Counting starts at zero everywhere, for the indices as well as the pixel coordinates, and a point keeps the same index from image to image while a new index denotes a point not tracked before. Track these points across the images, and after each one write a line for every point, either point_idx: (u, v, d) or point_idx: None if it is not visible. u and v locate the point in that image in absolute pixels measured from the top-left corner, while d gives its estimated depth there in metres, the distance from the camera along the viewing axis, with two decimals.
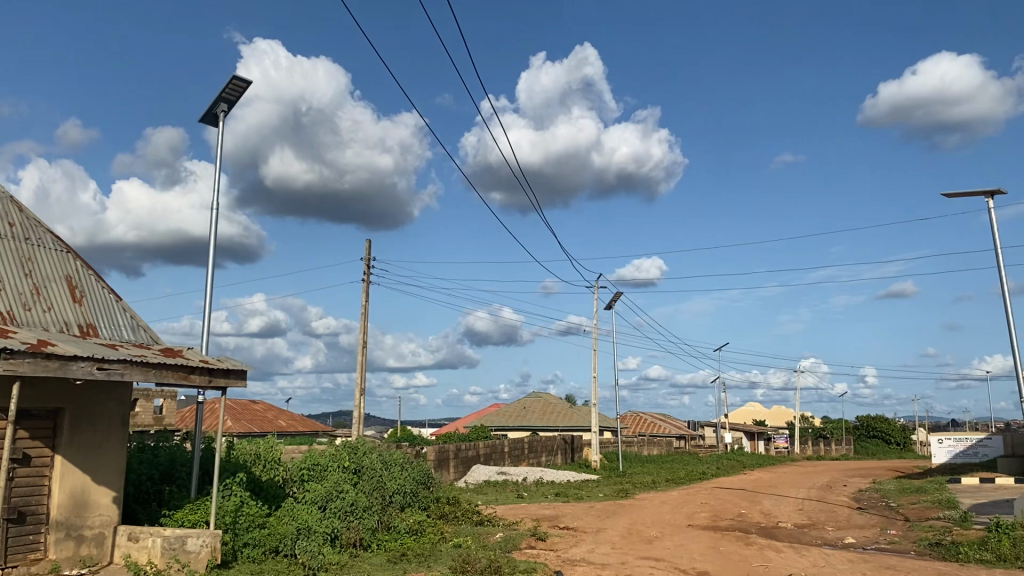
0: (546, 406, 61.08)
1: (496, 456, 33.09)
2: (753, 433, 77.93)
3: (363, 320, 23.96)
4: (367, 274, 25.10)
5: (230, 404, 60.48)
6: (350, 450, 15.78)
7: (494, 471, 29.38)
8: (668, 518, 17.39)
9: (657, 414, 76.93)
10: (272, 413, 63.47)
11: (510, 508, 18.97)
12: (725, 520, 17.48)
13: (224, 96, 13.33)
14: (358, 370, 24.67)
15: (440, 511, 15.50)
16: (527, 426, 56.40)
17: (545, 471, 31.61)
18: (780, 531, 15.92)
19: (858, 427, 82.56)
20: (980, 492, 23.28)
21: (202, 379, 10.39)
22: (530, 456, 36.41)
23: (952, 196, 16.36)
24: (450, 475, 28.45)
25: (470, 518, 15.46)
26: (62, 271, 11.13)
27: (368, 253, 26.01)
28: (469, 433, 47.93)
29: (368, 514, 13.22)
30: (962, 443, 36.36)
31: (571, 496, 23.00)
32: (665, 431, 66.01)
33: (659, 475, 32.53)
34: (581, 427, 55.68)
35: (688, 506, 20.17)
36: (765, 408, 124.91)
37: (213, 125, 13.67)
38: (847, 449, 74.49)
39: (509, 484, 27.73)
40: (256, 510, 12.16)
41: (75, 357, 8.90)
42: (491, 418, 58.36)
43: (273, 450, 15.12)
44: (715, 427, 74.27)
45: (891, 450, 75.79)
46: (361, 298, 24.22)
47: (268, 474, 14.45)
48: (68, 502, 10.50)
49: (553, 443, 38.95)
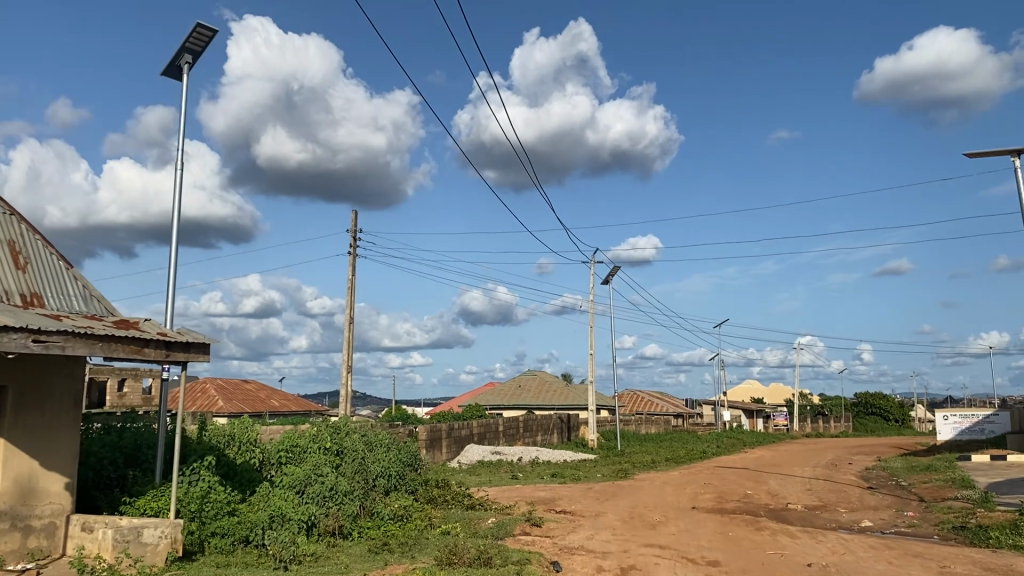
0: (542, 385, 60.22)
1: (491, 435, 32.19)
2: (751, 411, 77.34)
3: (349, 296, 22.86)
4: (354, 247, 23.97)
5: (222, 385, 59.56)
6: (333, 430, 14.76)
7: (489, 450, 28.49)
8: (671, 501, 16.45)
9: (654, 392, 76.36)
10: (264, 392, 62.62)
11: (503, 490, 18.03)
12: (732, 502, 16.56)
13: (189, 46, 12.09)
14: (345, 348, 23.64)
15: (429, 495, 14.49)
16: (523, 404, 55.62)
17: (542, 451, 30.70)
18: (792, 514, 14.99)
19: (856, 403, 82.01)
20: (992, 469, 22.43)
21: (158, 353, 9.33)
22: (526, 435, 35.55)
23: (976, 155, 15.24)
24: (442, 455, 27.48)
25: (462, 502, 14.47)
26: (4, 235, 10.01)
27: (355, 225, 24.87)
28: (463, 412, 47.13)
29: (349, 499, 12.22)
30: (968, 420, 35.66)
31: (568, 477, 22.13)
32: (662, 409, 65.26)
33: (658, 454, 31.67)
34: (578, 405, 54.89)
35: (691, 487, 19.30)
36: (761, 386, 124.59)
37: (177, 78, 12.43)
38: (845, 426, 73.95)
39: (504, 464, 26.82)
40: (226, 495, 11.15)
41: (5, 328, 7.81)
42: (486, 396, 57.53)
43: (249, 432, 14.10)
44: (712, 405, 73.68)
45: (890, 427, 75.24)
46: (347, 270, 23.10)
47: (243, 457, 13.43)
48: (13, 490, 9.41)
49: (549, 421, 38.10)
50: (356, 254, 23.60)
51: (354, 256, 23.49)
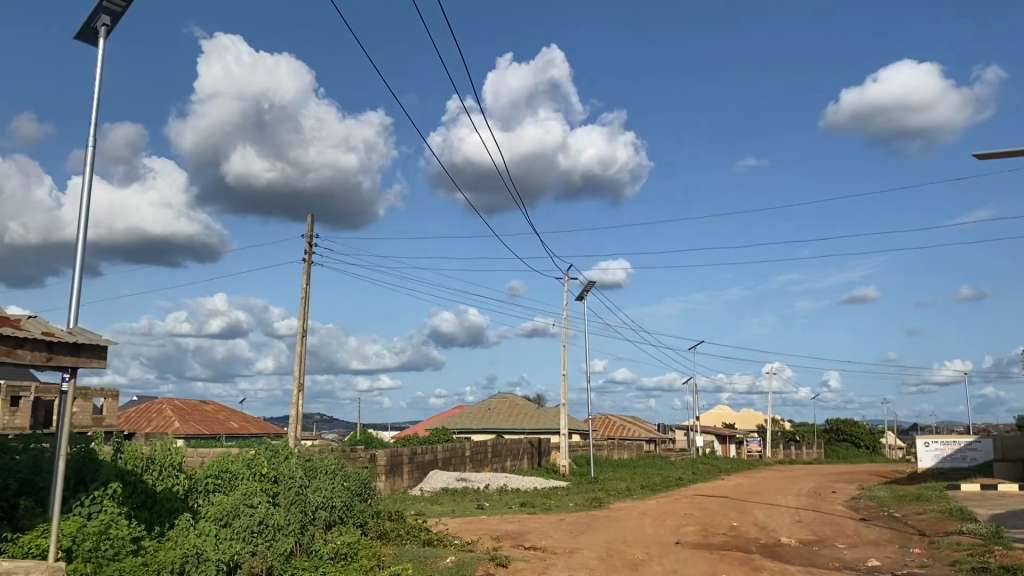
0: (512, 408, 58.39)
1: (457, 461, 30.42)
2: (723, 436, 76.25)
3: (303, 306, 21.06)
4: (309, 253, 22.21)
5: (181, 406, 56.99)
6: (271, 454, 13.00)
7: (454, 477, 26.69)
8: (653, 535, 14.86)
9: (626, 417, 75.02)
10: (224, 413, 60.28)
11: (466, 522, 16.25)
12: (719, 536, 14.97)
13: (105, 5, 10.28)
14: (297, 365, 21.81)
15: (380, 529, 12.75)
16: (492, 428, 53.76)
17: (510, 477, 28.94)
18: (786, 551, 13.47)
19: (827, 430, 81.21)
20: (988, 500, 21.08)
21: (36, 356, 7.54)
22: (494, 461, 33.78)
23: (983, 157, 13.78)
24: (404, 482, 25.64)
25: (417, 537, 12.75)
26: None
27: (312, 231, 23.16)
28: (430, 436, 45.31)
29: (283, 535, 10.45)
30: (949, 447, 34.57)
31: (538, 506, 20.43)
32: (634, 433, 63.81)
33: (632, 481, 29.98)
34: (549, 429, 53.22)
35: (672, 518, 17.74)
36: (733, 412, 123.81)
37: (93, 44, 10.61)
38: (816, 453, 73.17)
39: (470, 492, 25.03)
40: (131, 530, 9.31)
41: None
42: (454, 419, 55.60)
43: (174, 455, 12.33)
44: (685, 430, 72.46)
45: (862, 454, 74.43)
46: (301, 279, 21.28)
47: (163, 484, 11.66)
48: None
49: (519, 446, 36.35)
50: (311, 262, 21.83)
51: (309, 264, 21.74)
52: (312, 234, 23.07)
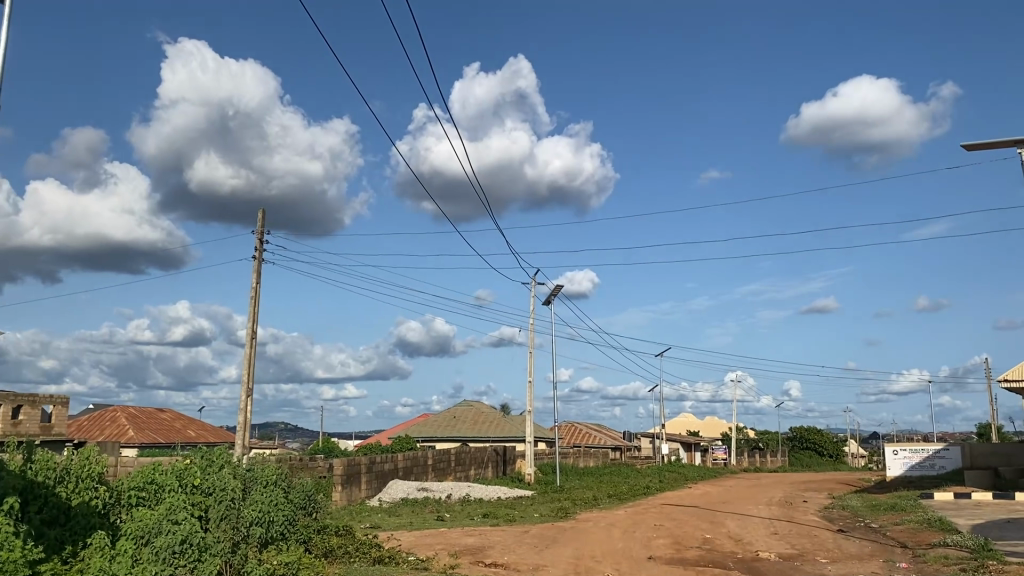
0: (477, 416, 57.20)
1: (419, 470, 29.24)
2: (689, 444, 75.84)
3: (252, 306, 19.83)
4: (259, 249, 21.01)
5: (135, 414, 54.92)
6: (206, 462, 11.79)
7: (415, 486, 25.52)
8: (622, 549, 13.85)
9: (593, 425, 74.31)
10: (180, 421, 58.34)
11: (423, 536, 15.13)
12: (692, 550, 14.04)
13: None
14: (245, 367, 20.56)
15: (326, 546, 11.66)
16: (457, 437, 52.58)
17: (474, 487, 27.76)
18: (766, 567, 12.56)
19: (791, 438, 81.20)
20: (966, 509, 20.45)
21: None
22: (457, 469, 32.61)
23: (972, 148, 13.18)
24: (361, 492, 24.38)
25: (367, 554, 11.66)
26: None
27: (262, 227, 22.00)
28: (392, 444, 44.07)
29: (209, 556, 9.29)
30: (918, 455, 34.23)
31: (501, 517, 19.37)
32: (601, 441, 63.01)
33: (599, 490, 29.00)
34: (515, 437, 52.24)
35: (641, 529, 16.81)
36: (697, 420, 123.79)
37: None
38: (781, 462, 73.11)
39: (430, 503, 23.85)
40: (28, 552, 8.07)
41: None
42: (417, 428, 54.27)
43: (93, 465, 10.97)
44: (651, 438, 71.89)
45: (826, 462, 74.43)
46: (251, 277, 20.03)
47: (79, 498, 10.35)
48: None
49: (483, 455, 35.24)
50: (262, 260, 20.59)
51: (259, 262, 20.50)
52: (262, 230, 21.89)
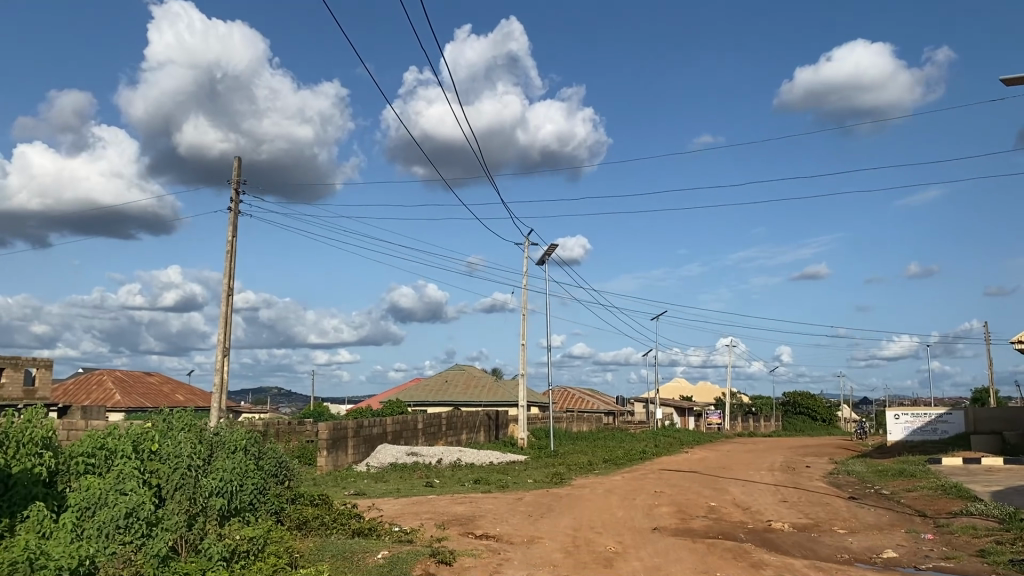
0: (470, 380, 56.37)
1: (408, 434, 28.23)
2: (683, 410, 75.30)
3: (228, 261, 18.61)
4: (236, 200, 19.75)
5: (122, 378, 53.78)
6: (167, 428, 10.63)
7: (404, 450, 24.51)
8: (625, 519, 12.84)
9: (586, 390, 73.67)
10: (169, 385, 57.28)
11: (409, 504, 14.10)
12: (699, 519, 13.01)
13: None
14: (221, 327, 19.41)
15: (300, 517, 10.62)
16: (449, 401, 51.69)
17: (466, 451, 26.80)
18: (781, 538, 11.53)
19: (784, 402, 80.71)
20: (978, 475, 19.55)
21: None
22: (449, 434, 31.69)
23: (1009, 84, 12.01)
24: (348, 457, 23.38)
25: (346, 525, 10.61)
26: None
27: (239, 176, 20.73)
28: (383, 407, 43.18)
29: (160, 531, 8.18)
30: (920, 419, 33.49)
31: (494, 483, 18.38)
32: (594, 405, 62.31)
33: (594, 455, 28.14)
34: (507, 401, 51.38)
35: (642, 496, 15.85)
36: (690, 386, 123.38)
37: None
38: (774, 426, 72.71)
39: (420, 468, 22.88)
40: None
41: None
42: (409, 392, 53.35)
43: (37, 428, 9.70)
44: (645, 403, 71.22)
45: (819, 427, 74.04)
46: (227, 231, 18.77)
47: (20, 465, 9.11)
48: None
49: (475, 419, 34.32)
50: (238, 212, 19.30)
51: (234, 214, 19.24)
52: (239, 180, 20.65)
